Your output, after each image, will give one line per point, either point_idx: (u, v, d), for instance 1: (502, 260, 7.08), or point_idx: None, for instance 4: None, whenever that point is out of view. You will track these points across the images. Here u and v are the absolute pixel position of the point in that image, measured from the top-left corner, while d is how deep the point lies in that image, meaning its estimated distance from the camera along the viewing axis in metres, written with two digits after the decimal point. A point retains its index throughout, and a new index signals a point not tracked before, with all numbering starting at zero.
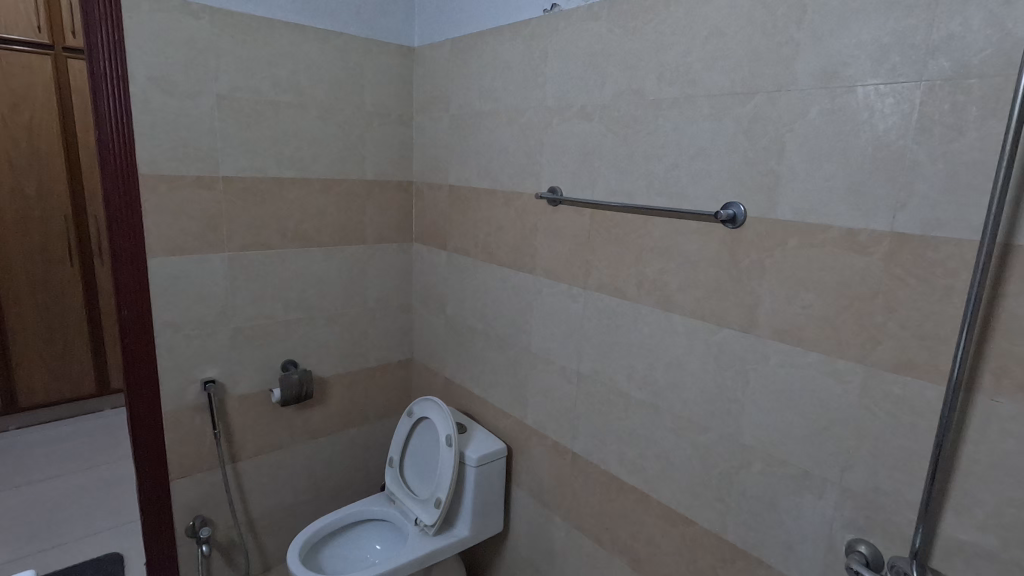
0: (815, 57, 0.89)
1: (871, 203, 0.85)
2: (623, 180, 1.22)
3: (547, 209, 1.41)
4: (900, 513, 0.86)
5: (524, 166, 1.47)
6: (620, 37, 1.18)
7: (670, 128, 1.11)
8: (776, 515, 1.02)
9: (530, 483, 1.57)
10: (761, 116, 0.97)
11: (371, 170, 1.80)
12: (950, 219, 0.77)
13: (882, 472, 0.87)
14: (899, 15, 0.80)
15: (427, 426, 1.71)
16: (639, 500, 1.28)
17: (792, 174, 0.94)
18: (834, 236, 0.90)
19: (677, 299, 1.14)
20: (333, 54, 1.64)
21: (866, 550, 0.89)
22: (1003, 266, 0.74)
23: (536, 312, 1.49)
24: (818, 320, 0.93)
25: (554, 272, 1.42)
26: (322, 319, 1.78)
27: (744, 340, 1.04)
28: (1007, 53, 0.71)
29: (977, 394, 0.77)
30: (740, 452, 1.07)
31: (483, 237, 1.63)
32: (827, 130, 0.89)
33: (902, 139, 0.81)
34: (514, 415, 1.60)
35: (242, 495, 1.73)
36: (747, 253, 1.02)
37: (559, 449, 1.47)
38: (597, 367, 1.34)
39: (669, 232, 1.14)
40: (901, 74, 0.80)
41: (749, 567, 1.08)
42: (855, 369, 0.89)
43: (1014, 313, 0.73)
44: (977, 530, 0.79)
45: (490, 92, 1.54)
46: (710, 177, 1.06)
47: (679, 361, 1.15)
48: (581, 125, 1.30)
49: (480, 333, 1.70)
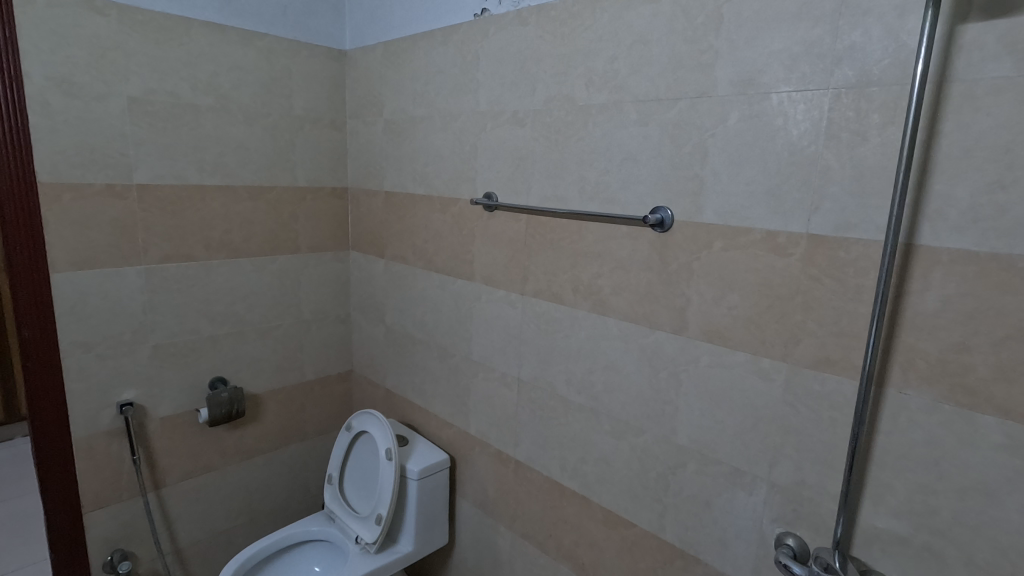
0: (732, 65, 0.92)
1: (788, 206, 0.88)
2: (557, 186, 1.22)
3: (483, 215, 1.40)
4: (823, 505, 0.89)
5: (459, 171, 1.45)
6: (549, 42, 1.19)
7: (599, 134, 1.12)
8: (711, 513, 1.04)
9: (475, 494, 1.55)
10: (684, 123, 0.99)
11: (303, 177, 1.74)
12: (858, 220, 0.81)
13: (806, 466, 0.90)
14: (807, 26, 0.83)
15: (367, 439, 1.65)
16: (581, 505, 1.28)
17: (715, 178, 0.96)
18: (755, 239, 0.92)
19: (611, 303, 1.15)
20: (257, 56, 1.57)
21: (794, 543, 0.92)
22: (906, 264, 0.77)
23: (475, 320, 1.47)
24: (742, 320, 0.95)
25: (492, 279, 1.40)
26: (253, 333, 1.71)
27: (675, 342, 1.05)
28: (902, 63, 0.75)
29: (887, 387, 0.81)
30: (675, 452, 1.08)
31: (421, 244, 1.60)
32: (745, 135, 0.91)
33: (813, 144, 0.84)
34: (457, 424, 1.58)
35: (168, 524, 1.62)
36: (676, 256, 1.03)
37: (502, 457, 1.46)
38: (537, 373, 1.33)
39: (602, 237, 1.15)
40: (811, 82, 0.83)
41: (688, 566, 1.09)
42: (779, 367, 0.92)
43: (917, 308, 0.77)
44: (892, 517, 0.82)
45: (423, 97, 1.52)
46: (639, 182, 1.07)
47: (615, 364, 1.16)
48: (514, 130, 1.29)
49: (420, 343, 1.66)
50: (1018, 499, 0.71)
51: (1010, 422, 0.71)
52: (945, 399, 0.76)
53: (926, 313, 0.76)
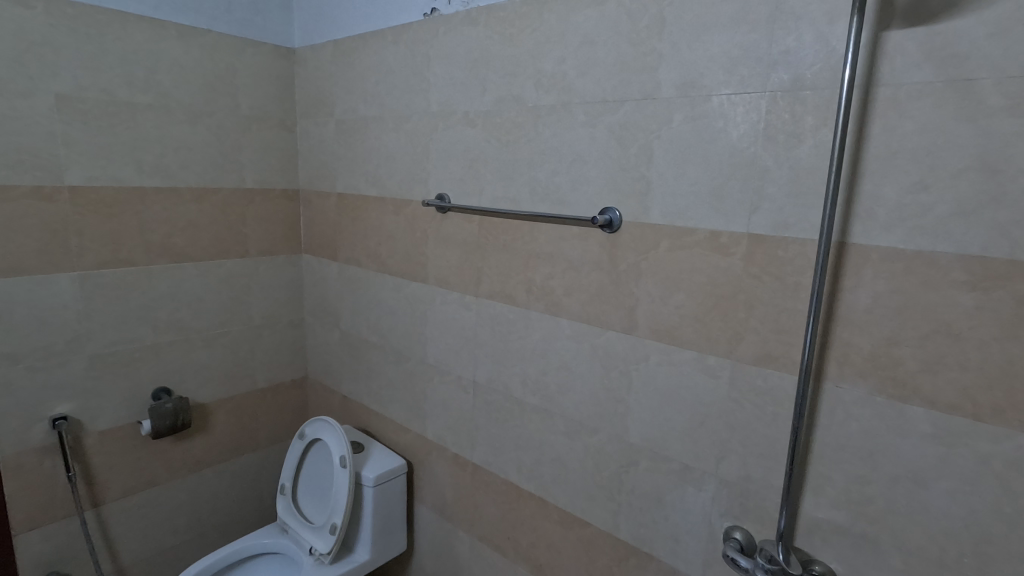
0: (675, 68, 0.93)
1: (730, 207, 0.89)
2: (509, 187, 1.22)
3: (436, 216, 1.38)
4: (767, 498, 0.91)
5: (411, 173, 1.43)
6: (498, 43, 1.18)
7: (549, 135, 1.12)
8: (662, 509, 1.05)
9: (433, 499, 1.53)
10: (630, 124, 1.00)
11: (251, 178, 1.68)
12: (795, 220, 0.83)
13: (751, 460, 0.92)
14: (745, 30, 0.85)
15: (321, 446, 1.61)
16: (537, 506, 1.27)
17: (660, 180, 0.97)
18: (699, 238, 0.94)
19: (564, 304, 1.15)
20: (199, 53, 1.52)
21: (741, 536, 0.94)
22: (840, 262, 0.80)
23: (430, 323, 1.45)
24: (689, 319, 0.97)
25: (446, 281, 1.39)
26: (200, 340, 1.64)
27: (625, 341, 1.06)
28: (833, 68, 0.77)
29: (824, 381, 0.83)
30: (628, 451, 1.09)
31: (374, 246, 1.57)
32: (688, 137, 0.93)
33: (752, 145, 0.86)
34: (414, 429, 1.56)
35: (109, 543, 1.54)
36: (624, 256, 1.04)
37: (459, 461, 1.44)
38: (492, 376, 1.32)
39: (553, 238, 1.15)
40: (749, 85, 0.85)
41: (641, 564, 1.10)
42: (724, 364, 0.93)
43: (850, 305, 0.80)
44: (831, 508, 0.85)
45: (374, 97, 1.49)
46: (588, 184, 1.07)
47: (568, 365, 1.16)
48: (465, 131, 1.28)
49: (376, 347, 1.63)
50: (944, 485, 0.75)
51: (936, 413, 0.74)
52: (877, 392, 0.79)
53: (859, 309, 0.79)
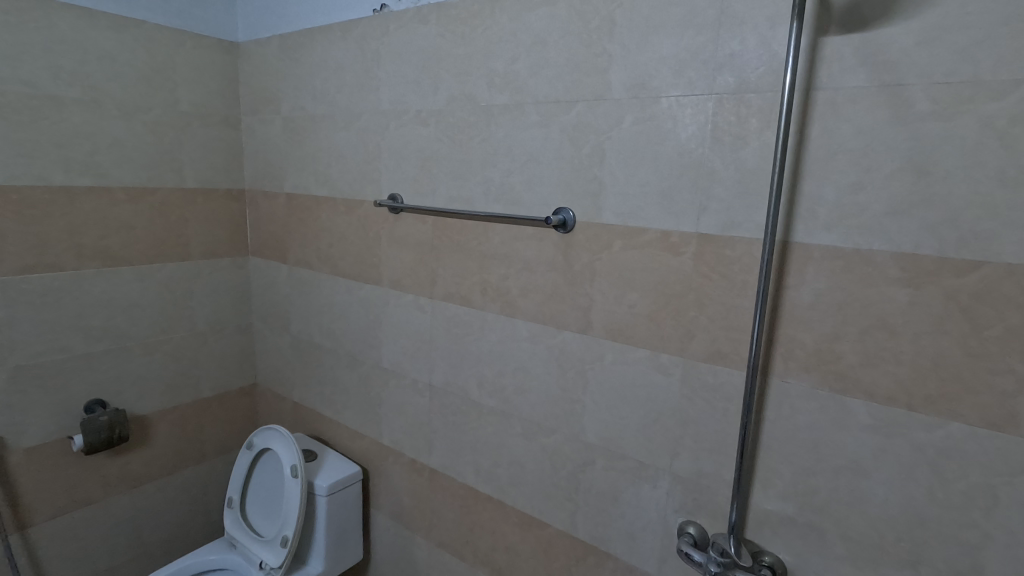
0: (625, 69, 0.94)
1: (679, 207, 0.91)
2: (463, 187, 1.20)
3: (389, 217, 1.35)
4: (719, 492, 0.93)
5: (363, 172, 1.39)
6: (450, 41, 1.16)
7: (503, 134, 1.11)
8: (618, 507, 1.06)
9: (390, 505, 1.50)
10: (583, 124, 1.00)
11: (192, 178, 1.61)
12: (741, 220, 0.85)
13: (703, 456, 0.94)
14: (692, 33, 0.86)
15: (271, 456, 1.55)
16: (496, 508, 1.26)
17: (612, 180, 0.98)
18: (651, 238, 0.95)
19: (519, 304, 1.15)
20: (133, 46, 1.44)
21: (695, 531, 0.95)
22: (784, 261, 0.82)
23: (384, 326, 1.42)
24: (642, 318, 0.98)
25: (400, 283, 1.36)
26: (138, 348, 1.56)
27: (581, 341, 1.06)
28: (775, 72, 0.79)
29: (771, 376, 0.86)
30: (584, 450, 1.09)
31: (326, 247, 1.53)
32: (639, 138, 0.94)
33: (700, 146, 0.87)
34: (369, 434, 1.52)
35: (37, 567, 1.44)
36: (578, 256, 1.04)
37: (416, 467, 1.42)
38: (448, 378, 1.30)
39: (508, 238, 1.14)
40: (696, 87, 0.87)
41: (599, 562, 1.10)
42: (677, 362, 0.95)
43: (794, 302, 0.82)
44: (780, 500, 0.87)
45: (323, 94, 1.45)
46: (542, 184, 1.07)
47: (525, 366, 1.16)
48: (417, 130, 1.26)
49: (328, 352, 1.59)
50: (883, 474, 0.78)
51: (875, 404, 0.77)
52: (821, 386, 0.81)
53: (803, 306, 0.82)
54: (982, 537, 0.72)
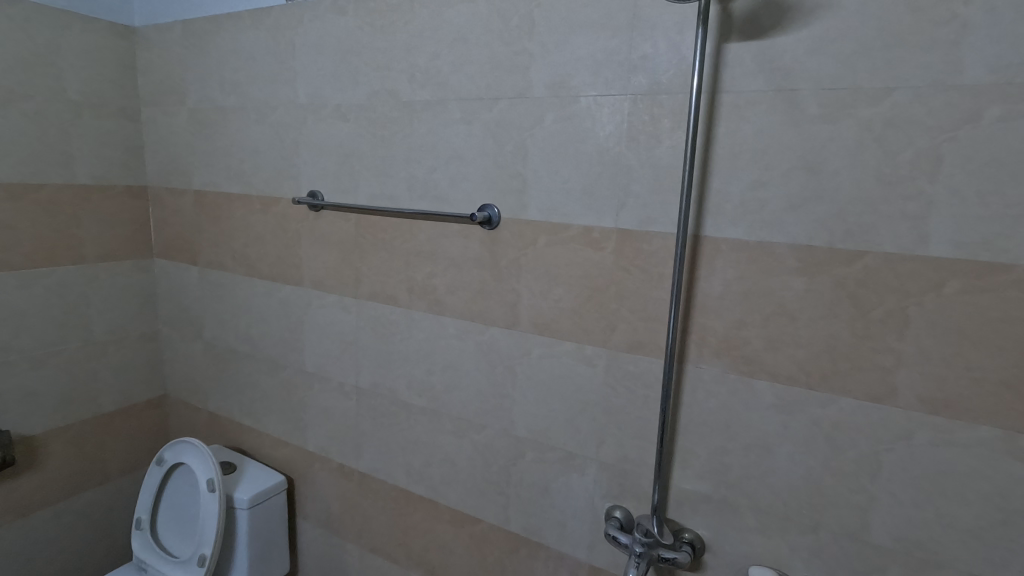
0: (545, 68, 0.95)
1: (599, 203, 0.94)
2: (386, 184, 1.18)
3: (309, 215, 1.30)
4: (642, 476, 0.97)
5: (280, 168, 1.33)
6: (369, 34, 1.14)
7: (425, 131, 1.10)
8: (549, 497, 1.08)
9: (318, 513, 1.45)
10: (505, 122, 1.01)
11: (85, 173, 1.47)
12: (657, 215, 0.89)
13: (627, 442, 0.98)
14: (607, 35, 0.89)
15: (185, 471, 1.45)
16: (428, 508, 1.25)
17: (535, 177, 0.99)
18: (574, 234, 0.97)
19: (447, 302, 1.14)
20: (8, 26, 1.29)
21: (621, 514, 0.99)
22: (696, 253, 0.87)
23: (307, 328, 1.37)
24: (566, 311, 1.00)
25: (322, 283, 1.32)
26: (25, 361, 1.41)
27: (509, 336, 1.07)
28: (684, 75, 0.84)
29: (687, 363, 0.90)
30: (514, 444, 1.10)
31: (241, 247, 1.44)
32: (560, 136, 0.96)
33: (617, 145, 0.91)
34: (293, 441, 1.46)
35: None
36: (504, 252, 1.05)
37: (344, 471, 1.38)
38: (376, 380, 1.28)
39: (434, 236, 1.14)
40: (613, 87, 0.90)
41: (532, 553, 1.12)
42: (600, 353, 0.98)
43: (706, 292, 0.87)
44: (697, 479, 0.92)
45: (234, 85, 1.37)
46: (466, 180, 1.07)
47: (454, 364, 1.15)
48: (337, 125, 1.22)
49: (247, 357, 1.51)
50: (786, 448, 0.84)
51: (778, 384, 0.84)
52: (731, 370, 0.87)
53: (713, 295, 0.87)
54: (870, 500, 0.80)
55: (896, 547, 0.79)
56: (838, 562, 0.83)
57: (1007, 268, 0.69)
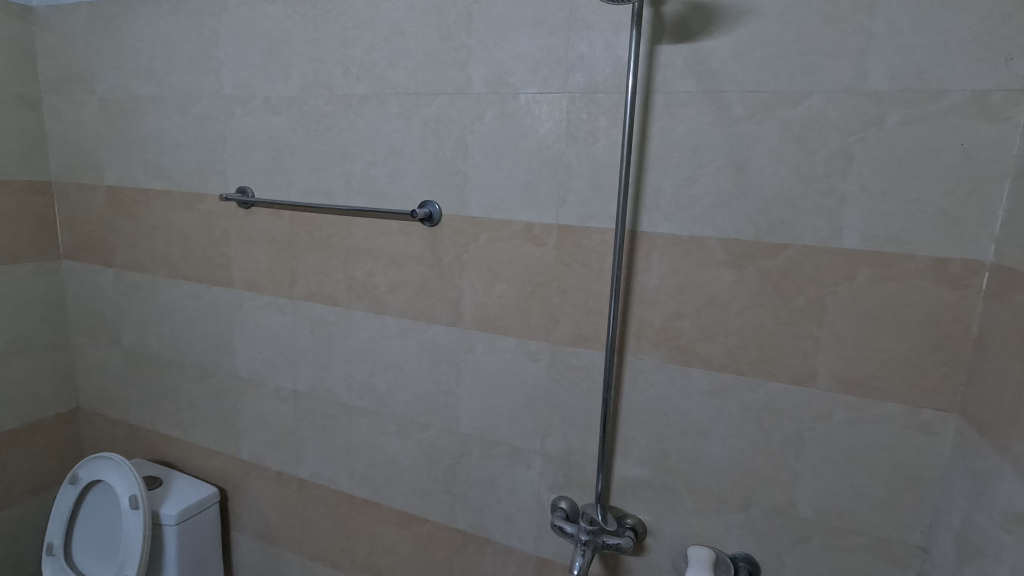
0: (484, 64, 0.95)
1: (540, 199, 0.95)
2: (321, 180, 1.14)
3: (238, 212, 1.24)
4: (586, 466, 1.00)
5: (204, 163, 1.26)
6: (300, 24, 1.09)
7: (362, 126, 1.07)
8: (495, 493, 1.08)
9: (254, 524, 1.39)
10: (445, 117, 1.00)
11: None
12: (595, 212, 0.92)
13: (571, 434, 1.00)
14: (545, 33, 0.90)
15: (103, 489, 1.35)
16: (372, 511, 1.23)
17: (476, 174, 0.99)
18: (516, 230, 0.98)
19: (388, 300, 1.12)
20: None
21: (566, 505, 1.01)
22: (633, 248, 0.90)
23: (238, 331, 1.30)
24: (510, 307, 1.01)
25: (254, 283, 1.26)
26: None
27: (452, 334, 1.07)
28: (619, 75, 0.86)
29: (627, 355, 0.93)
30: (460, 441, 1.10)
31: (162, 247, 1.36)
32: (500, 133, 0.96)
33: (556, 142, 0.92)
34: (226, 450, 1.39)
35: None
36: (446, 249, 1.05)
37: (282, 479, 1.32)
38: (314, 382, 1.23)
39: (373, 233, 1.11)
40: (551, 85, 0.91)
41: (479, 549, 1.12)
42: (544, 347, 1.00)
43: (643, 285, 0.90)
44: (638, 466, 0.96)
45: (150, 73, 1.28)
46: (406, 177, 1.05)
47: (396, 363, 1.14)
48: (267, 119, 1.16)
49: (171, 364, 1.42)
50: (719, 432, 0.89)
51: (710, 371, 0.88)
52: (668, 359, 0.91)
53: (650, 289, 0.90)
54: (794, 477, 0.86)
55: (818, 519, 0.85)
56: (767, 536, 0.89)
57: (908, 258, 0.75)
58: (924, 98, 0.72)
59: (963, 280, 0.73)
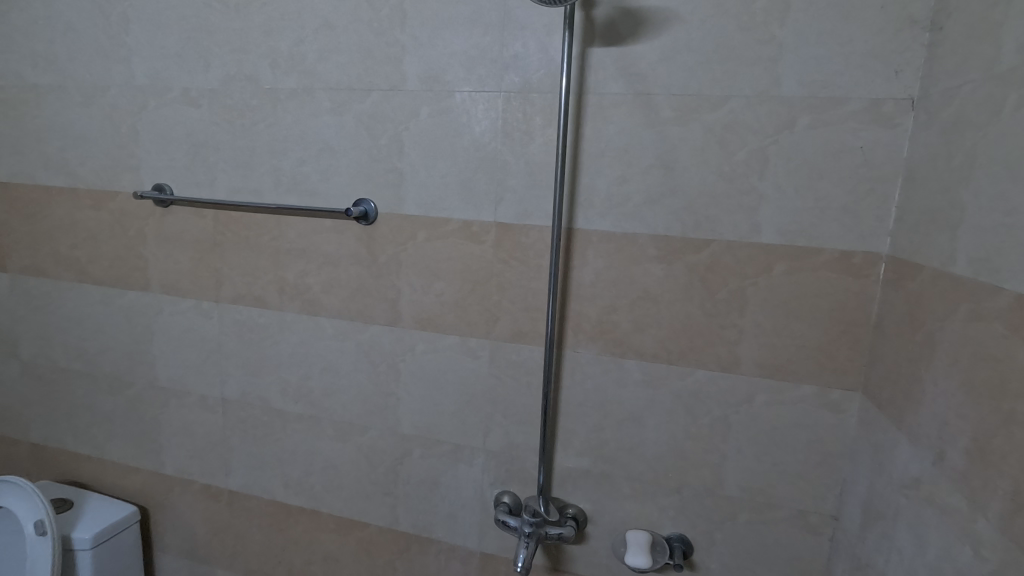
0: (418, 61, 0.94)
1: (477, 197, 0.96)
2: (248, 177, 1.09)
3: (155, 211, 1.16)
4: (528, 459, 1.01)
5: (115, 158, 1.17)
6: (220, 12, 1.04)
7: (291, 121, 1.03)
8: (438, 492, 1.08)
9: (180, 542, 1.31)
10: (379, 114, 0.98)
11: None
12: (533, 209, 0.93)
13: (512, 429, 1.01)
14: (479, 32, 0.90)
15: (3, 515, 1.23)
16: (310, 519, 1.19)
17: (412, 171, 0.98)
18: (454, 228, 0.98)
19: (322, 301, 1.09)
20: None
21: (510, 499, 1.01)
22: (570, 244, 0.92)
23: (158, 338, 1.22)
24: (449, 305, 1.01)
25: (175, 286, 1.18)
26: None
27: (390, 334, 1.05)
28: (553, 75, 0.88)
29: (565, 349, 0.96)
30: (401, 442, 1.09)
31: (67, 249, 1.25)
32: (436, 130, 0.96)
33: (493, 141, 0.93)
34: (146, 466, 1.30)
35: None
36: (383, 248, 1.03)
37: (210, 492, 1.26)
38: (244, 389, 1.18)
39: (305, 232, 1.07)
40: (486, 84, 0.92)
41: (423, 550, 1.12)
42: (484, 344, 1.00)
43: (579, 281, 0.93)
44: (578, 456, 0.98)
45: (49, 61, 1.17)
46: (339, 174, 1.03)
47: (332, 365, 1.11)
48: (186, 112, 1.10)
49: (81, 376, 1.31)
50: (653, 419, 0.93)
51: (644, 362, 0.92)
52: (604, 352, 0.94)
53: (586, 284, 0.93)
54: (722, 458, 0.91)
55: (743, 496, 0.91)
56: (698, 516, 0.94)
57: (818, 252, 0.82)
58: (829, 105, 0.78)
59: (864, 271, 0.81)
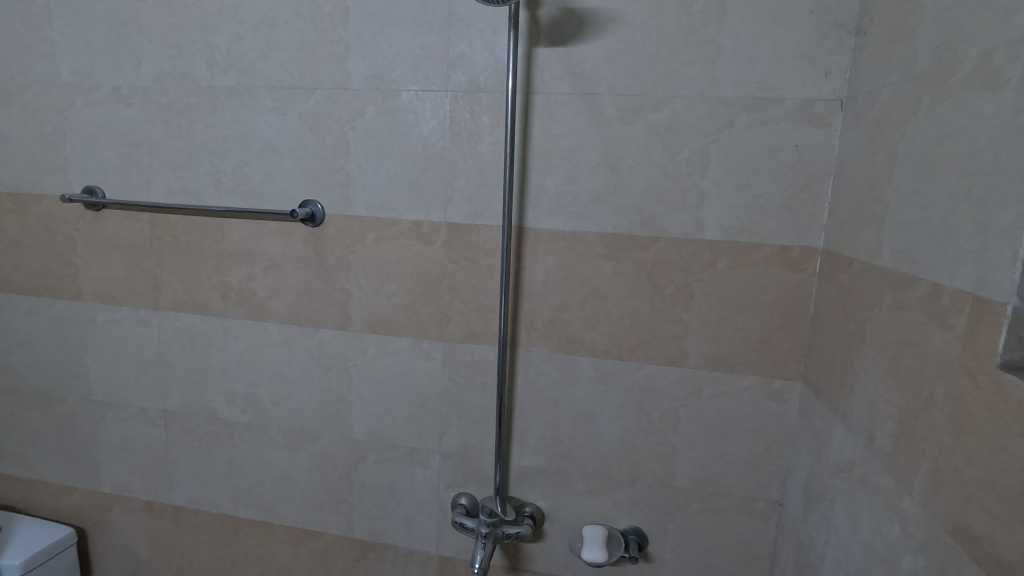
0: (363, 60, 0.93)
1: (427, 197, 0.95)
2: (186, 179, 1.04)
3: (85, 215, 1.10)
4: (484, 459, 1.01)
5: (40, 160, 1.10)
6: (152, 7, 0.99)
7: (231, 120, 1.00)
8: (394, 497, 1.06)
9: (122, 563, 1.25)
10: (323, 114, 0.96)
11: None
12: (483, 209, 0.93)
13: (467, 430, 1.01)
14: (424, 31, 0.90)
15: None
16: (261, 531, 1.15)
17: (359, 171, 0.96)
18: (403, 229, 0.97)
19: (269, 306, 1.05)
20: None
21: (466, 501, 1.01)
22: (521, 244, 0.92)
23: (92, 349, 1.16)
24: (400, 307, 1.00)
25: (110, 295, 1.12)
26: None
27: (340, 338, 1.03)
28: (499, 75, 0.88)
29: (519, 348, 0.96)
30: (354, 448, 1.07)
31: None
32: (383, 130, 0.94)
33: (441, 140, 0.92)
34: (82, 484, 1.23)
35: None
36: (330, 250, 1.01)
37: (153, 508, 1.20)
38: (187, 400, 1.13)
39: (249, 235, 1.04)
40: (433, 83, 0.91)
41: (379, 556, 1.10)
42: (436, 346, 0.99)
43: (531, 280, 0.93)
44: (533, 454, 0.99)
45: None
46: (283, 175, 1.00)
47: (281, 372, 1.07)
48: (117, 110, 1.04)
49: (7, 393, 1.23)
50: (606, 415, 0.94)
51: (596, 358, 0.93)
52: (556, 350, 0.94)
53: (538, 283, 0.93)
54: (672, 450, 0.93)
55: (694, 487, 0.94)
56: (652, 508, 0.96)
57: (758, 247, 0.85)
58: (765, 105, 0.81)
59: (801, 265, 0.84)
